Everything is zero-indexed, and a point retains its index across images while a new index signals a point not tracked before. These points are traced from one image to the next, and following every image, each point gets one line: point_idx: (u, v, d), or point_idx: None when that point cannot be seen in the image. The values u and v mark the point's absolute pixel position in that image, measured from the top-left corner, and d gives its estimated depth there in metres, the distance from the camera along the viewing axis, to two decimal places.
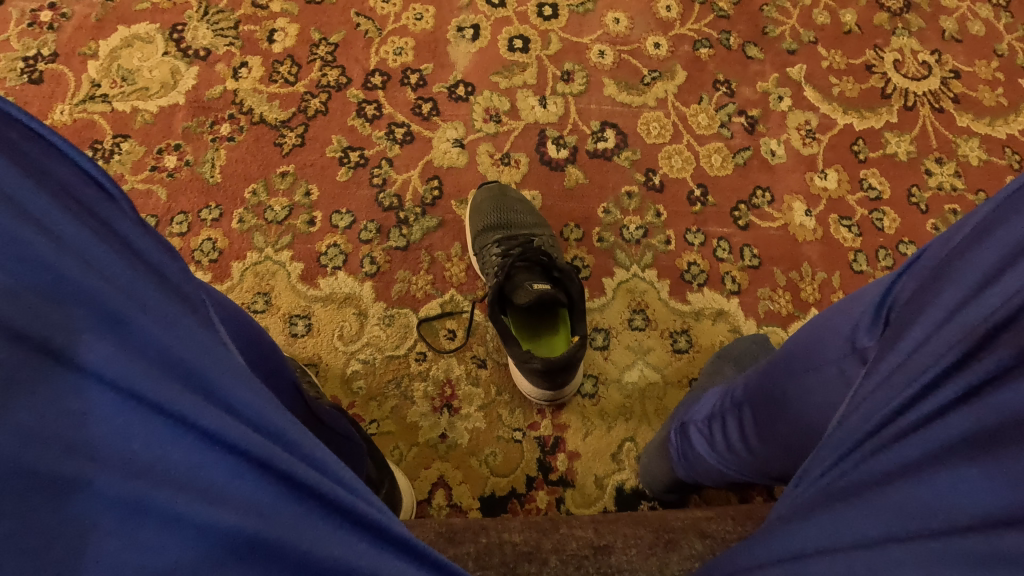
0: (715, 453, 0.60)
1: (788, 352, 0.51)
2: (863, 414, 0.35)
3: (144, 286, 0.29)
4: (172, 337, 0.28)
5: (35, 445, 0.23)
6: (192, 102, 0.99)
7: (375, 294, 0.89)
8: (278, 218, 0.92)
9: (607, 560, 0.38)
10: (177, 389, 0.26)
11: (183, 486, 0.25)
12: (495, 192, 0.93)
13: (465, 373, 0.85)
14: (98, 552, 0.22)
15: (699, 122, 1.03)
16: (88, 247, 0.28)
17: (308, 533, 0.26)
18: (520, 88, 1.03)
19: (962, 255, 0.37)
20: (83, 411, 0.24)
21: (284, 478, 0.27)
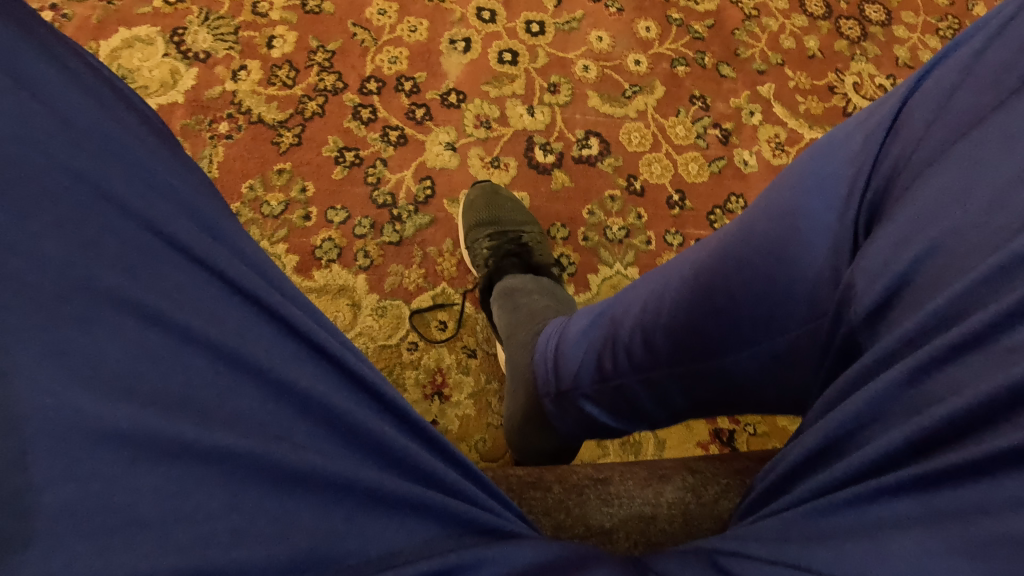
0: (614, 402, 0.55)
1: (727, 267, 0.43)
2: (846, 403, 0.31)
3: (211, 201, 0.43)
4: (210, 216, 0.41)
5: (121, 254, 0.35)
6: (191, 101, 1.02)
7: (368, 286, 0.92)
8: (274, 213, 0.95)
9: (606, 489, 0.44)
10: (214, 249, 0.39)
11: (207, 318, 0.35)
12: (489, 191, 0.97)
13: (456, 362, 0.88)
14: (162, 345, 0.34)
15: (677, 133, 1.10)
16: (156, 149, 0.42)
17: (318, 379, 0.37)
18: (510, 98, 1.09)
19: (997, 130, 0.31)
20: (145, 248, 0.36)
21: (286, 324, 0.38)
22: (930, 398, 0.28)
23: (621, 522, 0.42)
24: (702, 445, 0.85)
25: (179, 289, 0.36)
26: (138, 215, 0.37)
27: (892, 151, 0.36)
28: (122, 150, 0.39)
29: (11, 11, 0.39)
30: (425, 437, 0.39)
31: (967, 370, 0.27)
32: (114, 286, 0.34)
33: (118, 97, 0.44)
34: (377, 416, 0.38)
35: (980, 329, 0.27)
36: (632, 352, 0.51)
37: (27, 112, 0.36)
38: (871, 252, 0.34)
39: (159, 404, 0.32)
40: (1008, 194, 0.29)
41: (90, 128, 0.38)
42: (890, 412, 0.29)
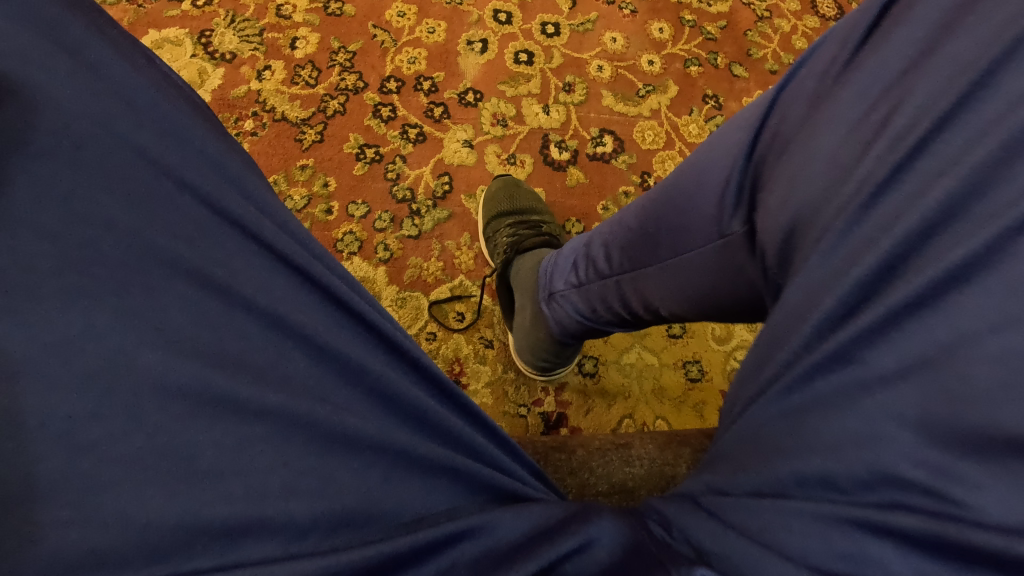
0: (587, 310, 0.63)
1: (661, 214, 0.50)
2: (775, 337, 0.35)
3: (256, 180, 0.45)
4: (258, 194, 0.43)
5: (169, 225, 0.37)
6: (218, 100, 1.05)
7: (388, 278, 0.94)
8: (297, 206, 0.98)
9: (628, 452, 0.46)
10: (261, 222, 0.41)
11: (255, 289, 0.38)
12: (509, 184, 0.99)
13: (473, 352, 0.90)
14: (210, 313, 0.36)
15: (690, 131, 1.11)
16: (206, 131, 0.44)
17: (358, 348, 0.39)
18: (525, 97, 1.11)
19: (828, 107, 0.37)
20: (190, 218, 0.38)
21: (328, 297, 0.40)
22: (807, 305, 0.33)
23: (643, 480, 0.44)
24: None
25: (227, 258, 0.38)
26: (194, 190, 0.39)
27: (765, 138, 0.42)
28: (177, 130, 0.41)
29: (73, 1, 0.42)
30: (457, 404, 0.41)
31: (824, 279, 0.33)
32: (177, 256, 0.36)
33: (168, 84, 0.46)
34: (413, 384, 0.40)
35: (830, 253, 0.33)
36: (604, 257, 0.58)
37: (94, 98, 0.38)
38: (764, 224, 0.40)
39: (218, 363, 0.34)
40: (838, 159, 0.35)
41: (147, 108, 0.40)
42: (789, 325, 0.34)
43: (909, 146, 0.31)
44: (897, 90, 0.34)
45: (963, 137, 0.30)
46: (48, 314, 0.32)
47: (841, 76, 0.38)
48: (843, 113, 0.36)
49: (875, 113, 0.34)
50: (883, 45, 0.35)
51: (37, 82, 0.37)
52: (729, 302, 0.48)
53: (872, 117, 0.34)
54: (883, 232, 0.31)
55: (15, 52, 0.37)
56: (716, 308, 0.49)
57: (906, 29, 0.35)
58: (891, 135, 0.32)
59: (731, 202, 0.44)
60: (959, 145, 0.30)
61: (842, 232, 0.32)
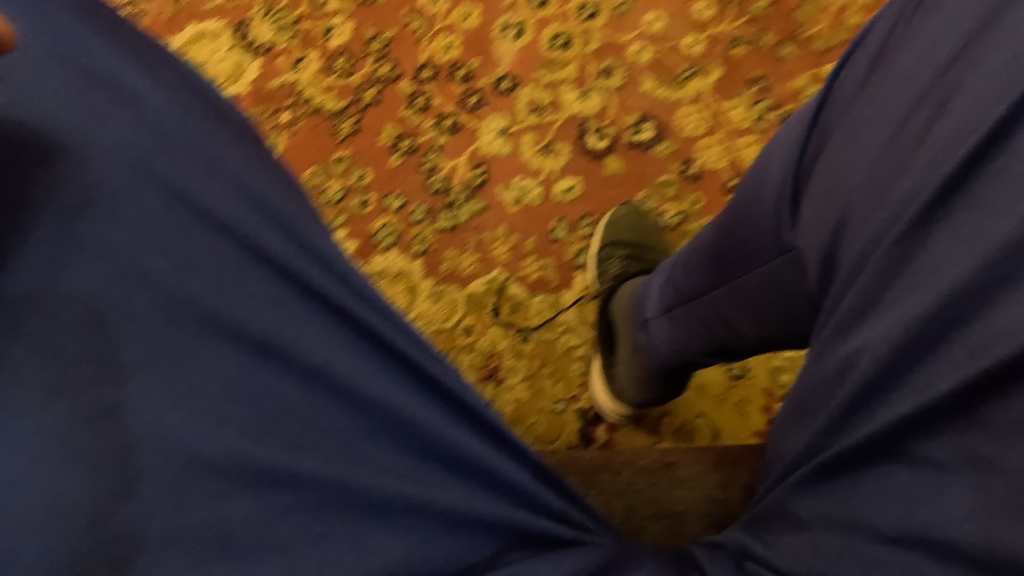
0: (675, 335, 0.60)
1: (723, 228, 0.50)
2: (828, 372, 0.35)
3: (293, 202, 0.44)
4: (296, 222, 0.42)
5: (209, 272, 0.38)
6: (255, 93, 1.06)
7: (424, 272, 0.94)
8: (334, 200, 0.98)
9: (674, 473, 0.44)
10: (297, 258, 0.39)
11: (291, 338, 0.37)
12: (637, 214, 0.96)
13: (509, 347, 0.89)
14: (249, 367, 0.36)
15: (734, 116, 1.07)
16: (245, 159, 0.44)
17: (393, 391, 0.38)
18: (562, 83, 1.08)
19: (864, 120, 0.37)
20: (229, 263, 0.38)
21: (365, 335, 0.39)
22: (848, 360, 0.34)
23: (691, 505, 0.42)
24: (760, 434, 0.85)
25: (262, 303, 0.38)
26: (227, 227, 0.39)
27: (814, 132, 0.41)
28: (215, 162, 0.41)
29: (118, 37, 0.43)
30: (501, 439, 0.40)
31: (864, 336, 0.33)
32: (212, 308, 0.36)
33: (201, 103, 0.45)
34: (450, 420, 0.39)
35: (871, 297, 0.33)
36: (673, 286, 0.59)
37: (134, 139, 0.39)
38: (810, 232, 0.40)
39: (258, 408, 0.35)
40: (881, 176, 0.35)
41: (186, 143, 0.41)
42: (834, 378, 0.35)
43: (948, 176, 0.31)
44: (936, 97, 0.33)
45: (1015, 168, 0.29)
46: (97, 363, 0.34)
47: (881, 76, 0.36)
48: (886, 118, 0.35)
49: (916, 120, 0.34)
50: (920, 44, 0.34)
51: (82, 130, 0.38)
52: (787, 322, 0.46)
53: (911, 126, 0.34)
54: (910, 290, 0.31)
55: (65, 103, 0.39)
56: (778, 331, 0.48)
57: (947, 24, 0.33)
58: (938, 145, 0.32)
59: (786, 205, 0.43)
60: (993, 174, 0.30)
61: (876, 286, 0.33)
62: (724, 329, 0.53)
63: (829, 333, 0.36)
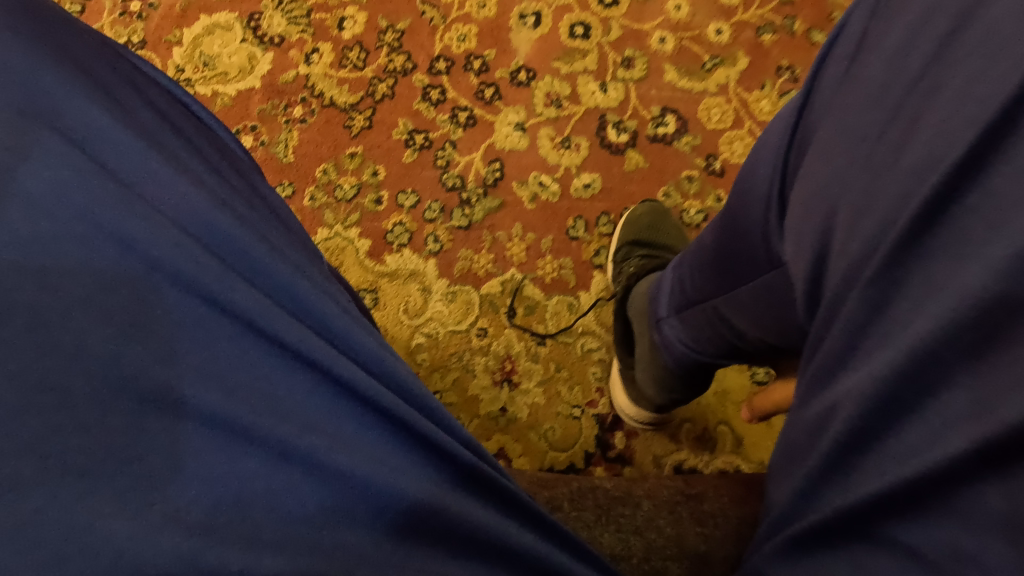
0: (688, 339, 0.55)
1: (719, 237, 0.48)
2: (811, 423, 0.31)
3: (276, 240, 0.42)
4: (271, 264, 0.37)
5: (156, 331, 0.32)
6: (267, 86, 1.04)
7: (438, 272, 0.92)
8: (347, 196, 0.96)
9: (699, 506, 0.39)
10: (268, 306, 0.35)
11: (259, 408, 0.32)
12: (658, 212, 0.92)
13: (525, 350, 0.87)
14: (194, 449, 0.30)
15: (761, 107, 1.02)
16: (221, 197, 0.41)
17: (381, 460, 0.33)
18: (581, 74, 1.04)
19: (850, 128, 0.32)
20: (185, 315, 0.33)
21: (348, 395, 0.34)
22: (829, 407, 0.29)
23: (721, 544, 0.36)
24: None
25: (224, 364, 0.33)
26: (187, 281, 0.33)
27: (794, 147, 0.39)
28: (182, 212, 0.37)
29: (80, 69, 0.41)
30: (508, 501, 0.36)
31: (845, 383, 0.28)
32: (163, 381, 0.31)
33: (173, 148, 0.42)
34: (457, 494, 0.34)
35: (850, 338, 0.28)
36: (682, 288, 0.55)
37: (77, 175, 0.35)
38: (794, 256, 0.37)
39: (217, 490, 0.29)
40: (864, 193, 0.30)
41: (152, 193, 0.37)
42: (816, 427, 0.30)
43: (931, 189, 0.26)
44: (920, 98, 0.28)
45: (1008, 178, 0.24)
46: (11, 442, 0.27)
47: (865, 79, 0.32)
48: (869, 127, 0.31)
49: (886, 142, 0.30)
50: (903, 43, 0.30)
51: (26, 178, 0.34)
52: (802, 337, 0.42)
53: (890, 145, 0.29)
54: (889, 334, 0.26)
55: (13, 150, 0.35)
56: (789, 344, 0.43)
57: (929, 20, 0.29)
58: (919, 156, 0.27)
59: (774, 212, 0.40)
60: (969, 211, 0.25)
61: (855, 320, 0.28)
62: (731, 334, 0.49)
63: (812, 376, 0.31)
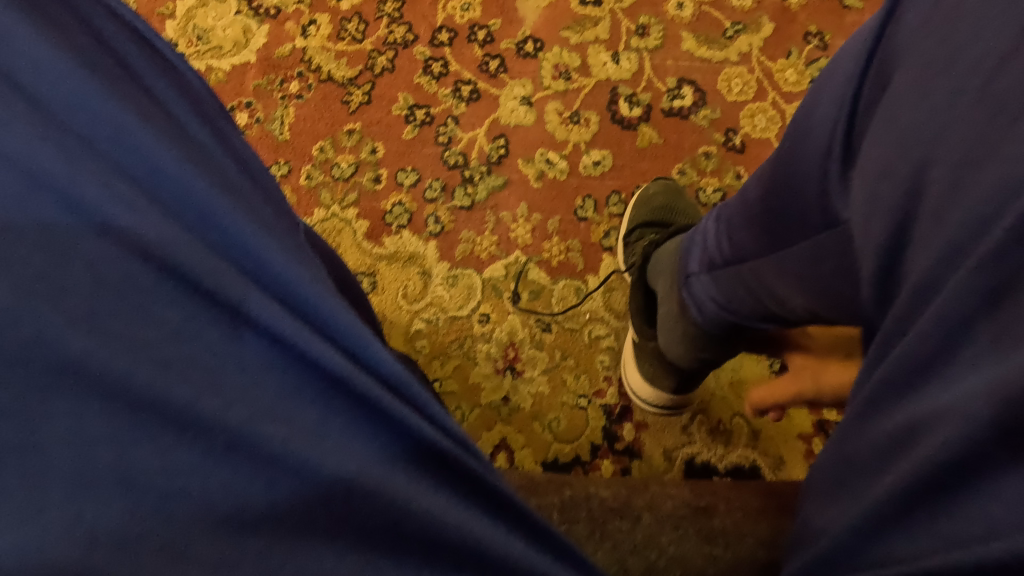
0: (725, 300, 0.48)
1: (771, 188, 0.40)
2: (886, 434, 0.24)
3: (226, 168, 0.32)
4: (218, 203, 0.29)
5: (55, 288, 0.24)
6: (263, 60, 0.99)
7: (439, 254, 0.87)
8: (344, 175, 0.92)
9: (708, 522, 0.33)
10: (209, 259, 0.27)
11: (193, 386, 0.24)
12: (670, 190, 0.87)
13: (529, 336, 0.83)
14: (100, 444, 0.22)
15: (786, 78, 0.95)
16: (157, 109, 0.31)
17: (349, 451, 0.25)
18: (592, 44, 0.98)
19: (960, 61, 0.26)
20: (98, 268, 0.25)
21: (310, 369, 0.27)
22: (909, 426, 0.23)
23: (734, 566, 0.32)
24: (804, 438, 0.77)
25: (146, 329, 0.25)
26: (114, 228, 0.26)
27: (872, 73, 0.32)
28: (111, 141, 0.28)
29: None
30: (521, 518, 0.29)
31: (940, 396, 0.22)
32: (68, 353, 0.23)
33: (100, 43, 0.31)
34: (444, 493, 0.27)
35: (956, 332, 0.22)
36: (714, 245, 0.49)
37: None
38: (860, 225, 0.31)
39: (136, 498, 0.22)
40: (973, 142, 0.24)
41: (66, 111, 0.28)
42: (886, 452, 0.24)
43: None
44: None
45: None
46: None
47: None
48: (988, 57, 0.24)
49: (1012, 68, 0.23)
50: None
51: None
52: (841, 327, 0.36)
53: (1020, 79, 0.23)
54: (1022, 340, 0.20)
55: None
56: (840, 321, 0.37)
57: None
58: None
59: (836, 159, 0.34)
60: None
61: (957, 316, 0.22)
62: (770, 301, 0.43)
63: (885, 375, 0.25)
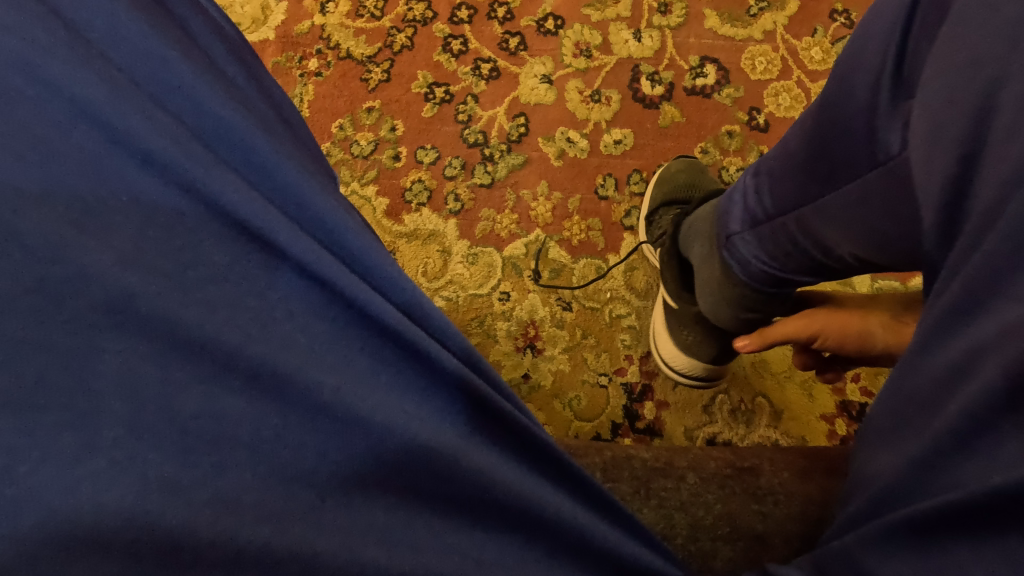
0: (768, 254, 0.47)
1: (813, 137, 0.41)
2: (944, 377, 0.25)
3: (274, 129, 0.35)
4: (272, 156, 0.32)
5: (133, 232, 0.27)
6: (281, 38, 0.99)
7: (459, 233, 0.87)
8: (363, 153, 0.91)
9: (753, 481, 0.34)
10: (263, 206, 0.29)
11: (253, 330, 0.27)
12: (693, 167, 0.85)
13: (550, 315, 0.82)
14: (167, 384, 0.24)
15: (812, 56, 0.93)
16: (214, 72, 0.34)
17: (392, 403, 0.27)
18: (614, 21, 0.97)
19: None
20: (169, 213, 0.28)
21: (358, 316, 0.29)
22: (976, 347, 0.24)
23: (780, 525, 0.32)
24: (827, 419, 0.77)
25: (208, 276, 0.27)
26: (180, 177, 0.29)
27: (921, 10, 0.34)
28: (172, 90, 0.31)
29: None
30: (555, 466, 0.31)
31: (999, 334, 0.23)
32: (126, 290, 0.25)
33: (166, 14, 0.35)
34: (484, 445, 0.29)
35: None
36: (755, 200, 0.48)
37: (47, 38, 0.29)
38: (920, 172, 0.31)
39: (198, 438, 0.24)
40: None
41: (127, 61, 0.31)
42: (943, 382, 0.25)
43: None
44: None
45: None
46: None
47: None
48: None
49: None
50: None
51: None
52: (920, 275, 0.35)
53: None
54: None
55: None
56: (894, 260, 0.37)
57: None
58: None
59: (885, 90, 0.35)
60: None
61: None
62: (817, 251, 0.43)
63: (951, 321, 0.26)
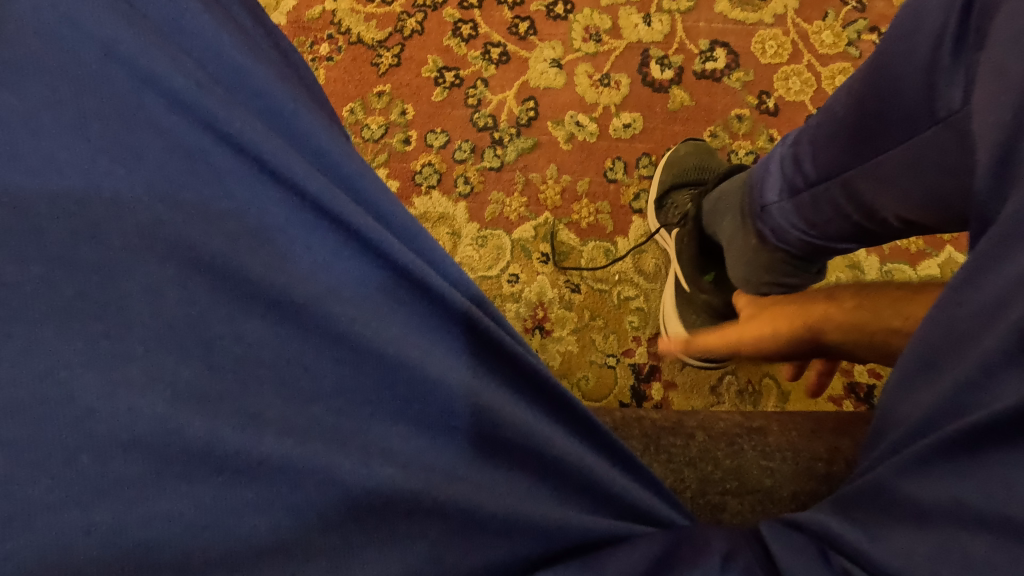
0: (807, 221, 0.48)
1: (863, 101, 0.41)
2: (996, 310, 0.26)
3: (309, 104, 0.38)
4: (311, 127, 0.35)
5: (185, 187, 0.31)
6: (292, 23, 0.99)
7: (469, 215, 0.88)
8: (373, 137, 0.92)
9: (762, 440, 0.35)
10: (303, 167, 0.32)
11: (297, 280, 0.30)
12: (702, 150, 0.86)
13: (559, 296, 0.83)
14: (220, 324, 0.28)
15: (822, 40, 0.93)
16: (260, 53, 0.38)
17: (422, 344, 0.30)
18: (623, 5, 0.97)
19: None
20: (220, 170, 0.31)
21: (390, 270, 0.32)
22: None
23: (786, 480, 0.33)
24: (834, 401, 0.77)
25: (253, 229, 0.31)
26: (231, 139, 0.32)
27: None
28: (222, 64, 0.34)
29: None
30: (570, 414, 0.33)
31: None
32: (188, 240, 0.29)
33: None
34: (500, 389, 0.31)
35: None
36: (793, 169, 0.48)
37: (113, 15, 0.33)
38: (980, 120, 0.31)
39: (248, 372, 0.28)
40: None
41: (186, 38, 0.34)
42: (993, 313, 0.26)
43: None
44: None
45: None
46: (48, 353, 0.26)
47: None
48: None
49: None
50: None
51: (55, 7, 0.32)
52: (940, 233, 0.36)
53: None
54: None
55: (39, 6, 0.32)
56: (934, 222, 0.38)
57: None
58: None
59: (947, 50, 0.35)
60: None
61: None
62: (860, 215, 0.44)
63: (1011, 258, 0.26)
